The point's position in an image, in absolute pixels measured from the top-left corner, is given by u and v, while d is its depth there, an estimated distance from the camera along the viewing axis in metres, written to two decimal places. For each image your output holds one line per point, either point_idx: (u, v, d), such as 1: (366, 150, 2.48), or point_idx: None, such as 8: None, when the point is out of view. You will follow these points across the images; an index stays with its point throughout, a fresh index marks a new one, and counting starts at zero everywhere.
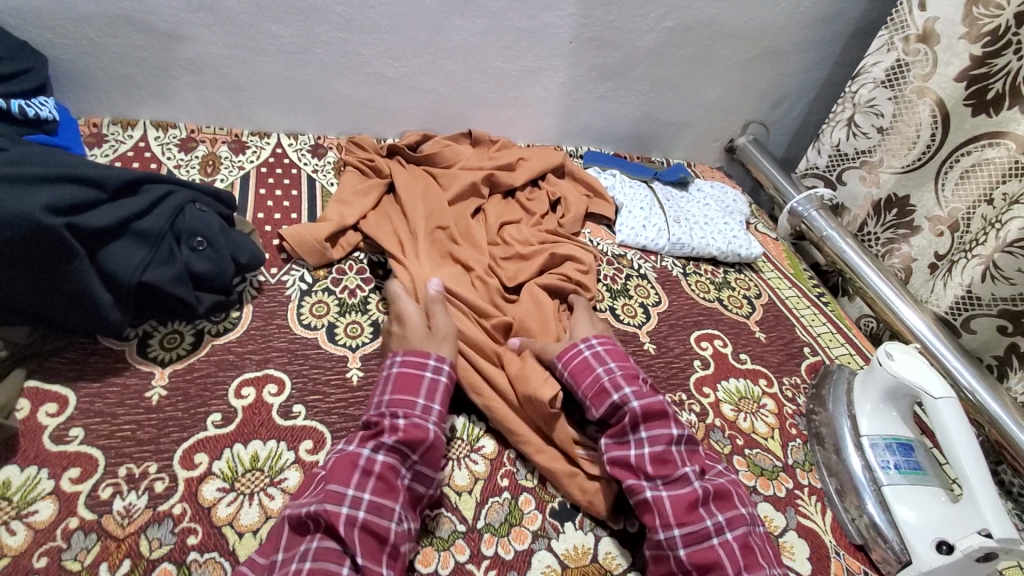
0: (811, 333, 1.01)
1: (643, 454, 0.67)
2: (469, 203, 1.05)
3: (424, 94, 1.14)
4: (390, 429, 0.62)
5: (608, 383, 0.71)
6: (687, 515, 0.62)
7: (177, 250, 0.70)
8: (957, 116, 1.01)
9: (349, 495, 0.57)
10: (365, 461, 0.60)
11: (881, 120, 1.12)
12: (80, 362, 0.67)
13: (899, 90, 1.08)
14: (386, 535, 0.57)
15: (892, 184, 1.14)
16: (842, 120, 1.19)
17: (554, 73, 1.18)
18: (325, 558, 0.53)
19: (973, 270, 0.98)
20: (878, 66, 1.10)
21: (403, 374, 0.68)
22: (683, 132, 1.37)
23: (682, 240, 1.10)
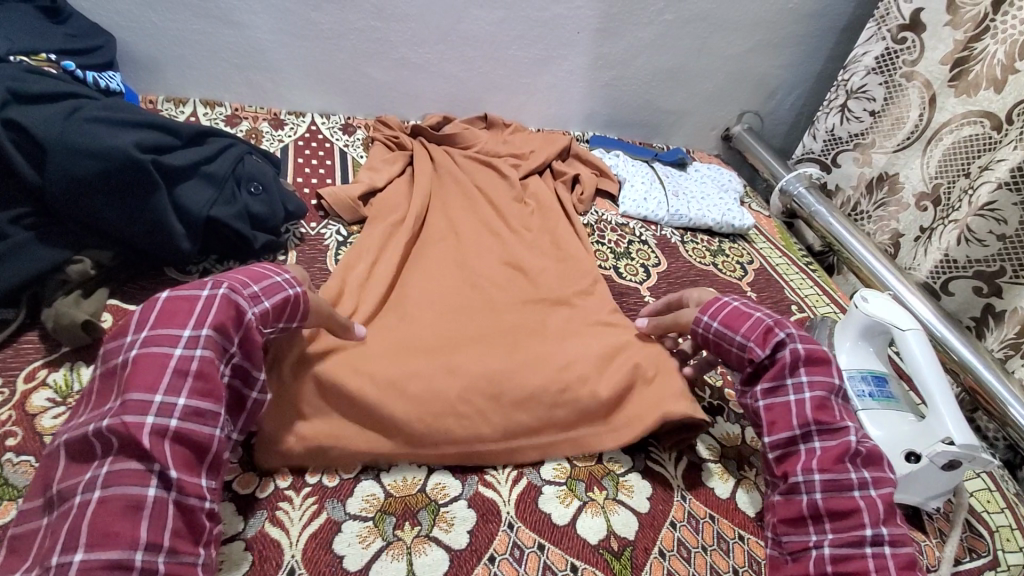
0: (799, 294, 1.10)
1: (802, 401, 0.70)
2: (485, 177, 1.16)
3: (445, 78, 1.26)
4: (199, 318, 0.57)
5: (773, 325, 0.75)
6: (834, 464, 0.66)
7: (238, 194, 0.81)
8: (942, 95, 1.11)
9: (157, 402, 0.52)
10: (175, 362, 0.55)
11: (873, 104, 1.23)
12: (153, 289, 0.78)
13: (890, 76, 1.19)
14: (207, 445, 0.55)
15: (884, 162, 1.23)
16: (835, 106, 1.30)
17: (563, 61, 1.29)
18: (121, 479, 0.49)
19: (950, 235, 1.08)
20: (868, 54, 1.21)
21: (246, 270, 0.65)
22: (682, 120, 1.48)
23: (680, 211, 1.20)
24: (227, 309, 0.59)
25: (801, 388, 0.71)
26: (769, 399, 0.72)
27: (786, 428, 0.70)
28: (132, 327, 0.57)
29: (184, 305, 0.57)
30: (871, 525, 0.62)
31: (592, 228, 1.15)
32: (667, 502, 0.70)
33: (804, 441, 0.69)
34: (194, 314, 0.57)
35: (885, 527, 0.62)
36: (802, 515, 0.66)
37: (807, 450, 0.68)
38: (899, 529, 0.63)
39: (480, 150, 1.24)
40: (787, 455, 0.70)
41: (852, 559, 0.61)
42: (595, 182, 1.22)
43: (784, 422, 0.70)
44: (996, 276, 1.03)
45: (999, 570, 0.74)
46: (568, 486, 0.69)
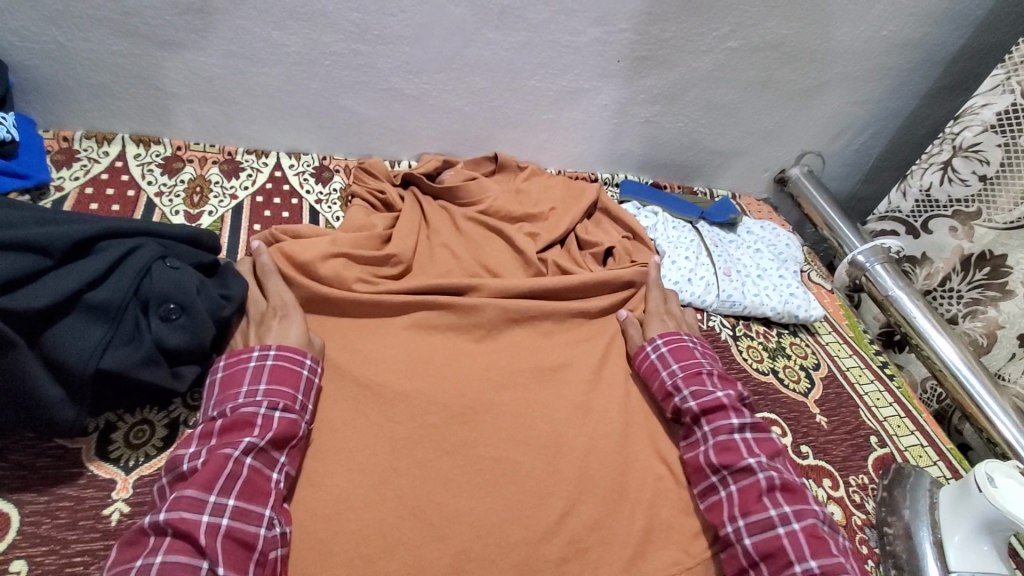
0: (877, 417, 0.89)
1: (704, 449, 0.71)
2: (495, 250, 0.93)
3: (447, 114, 1.00)
4: (261, 426, 0.60)
5: (670, 385, 0.77)
6: (754, 504, 0.66)
7: (144, 323, 0.57)
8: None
9: (210, 502, 0.53)
10: (230, 465, 0.56)
11: (986, 168, 1.00)
12: (26, 469, 0.55)
13: (1012, 137, 0.96)
14: (253, 543, 0.54)
15: (990, 240, 1.02)
16: (936, 162, 1.06)
17: (596, 95, 1.03)
18: (173, 574, 0.49)
19: None
20: (989, 107, 0.98)
21: (278, 368, 0.65)
22: (731, 162, 1.23)
23: (733, 297, 0.97)
24: (277, 419, 0.61)
25: (707, 436, 0.72)
26: (689, 451, 0.73)
27: (704, 478, 0.71)
28: (196, 438, 0.59)
29: (242, 412, 0.60)
30: (798, 562, 0.61)
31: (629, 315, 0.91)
32: None
33: (720, 485, 0.69)
34: (256, 425, 0.60)
35: (814, 560, 0.61)
36: (742, 566, 0.64)
37: (725, 494, 0.68)
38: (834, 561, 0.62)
39: (489, 208, 0.98)
40: (712, 502, 0.69)
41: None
42: (630, 255, 0.99)
43: (698, 473, 0.71)
44: None
45: None
46: None
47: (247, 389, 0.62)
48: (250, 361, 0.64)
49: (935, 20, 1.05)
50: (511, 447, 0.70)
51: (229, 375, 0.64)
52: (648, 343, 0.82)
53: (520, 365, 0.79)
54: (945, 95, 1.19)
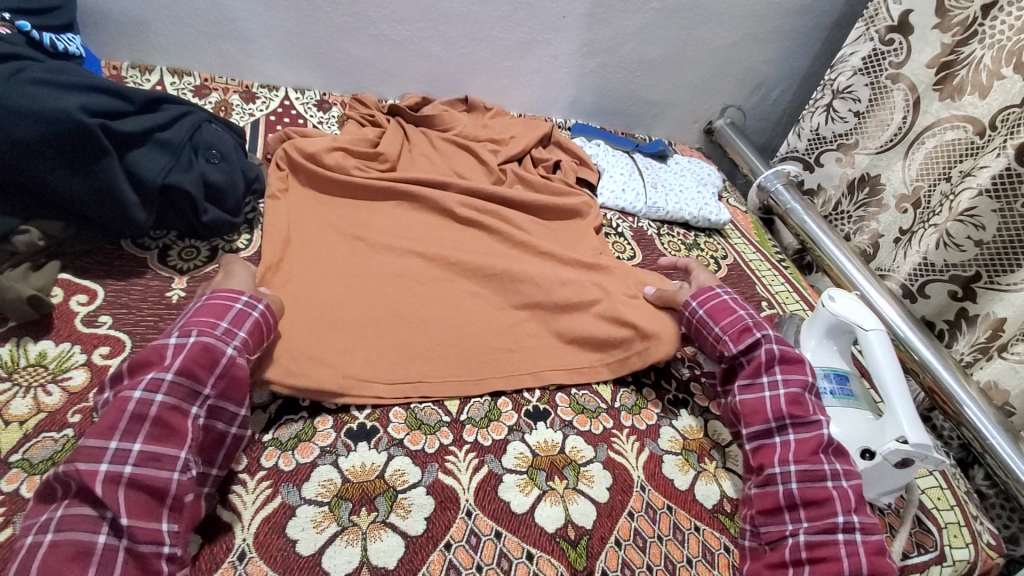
0: (769, 290, 1.11)
1: (778, 397, 0.75)
2: (464, 161, 1.15)
3: (425, 58, 1.23)
4: (167, 363, 0.58)
5: (751, 324, 0.81)
6: (809, 456, 0.70)
7: (195, 161, 0.78)
8: (927, 98, 1.12)
9: (111, 449, 0.52)
10: (136, 407, 0.55)
11: (858, 105, 1.23)
12: (107, 263, 0.75)
13: (876, 78, 1.19)
14: (165, 487, 0.54)
15: (867, 164, 1.24)
16: (821, 106, 1.30)
17: (547, 46, 1.26)
18: (72, 526, 0.49)
19: (930, 238, 1.09)
20: (856, 55, 1.21)
21: (203, 305, 0.64)
22: (665, 112, 1.47)
23: (658, 204, 1.20)
24: (191, 350, 0.59)
25: (778, 383, 0.76)
26: (748, 393, 0.77)
27: (761, 421, 0.75)
28: (112, 379, 0.58)
29: (151, 349, 0.58)
30: (842, 513, 0.67)
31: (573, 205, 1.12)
32: (626, 492, 0.71)
33: (780, 434, 0.73)
34: (164, 358, 0.58)
35: (857, 516, 0.67)
36: (779, 504, 0.69)
37: (783, 441, 0.73)
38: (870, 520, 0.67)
39: (459, 133, 1.21)
40: (763, 446, 0.74)
41: (823, 545, 0.65)
42: (575, 171, 1.21)
43: (759, 414, 0.75)
44: (971, 281, 1.04)
45: (944, 565, 0.77)
46: (529, 475, 0.69)
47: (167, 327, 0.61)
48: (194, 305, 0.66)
49: None
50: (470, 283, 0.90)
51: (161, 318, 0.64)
52: (727, 290, 0.86)
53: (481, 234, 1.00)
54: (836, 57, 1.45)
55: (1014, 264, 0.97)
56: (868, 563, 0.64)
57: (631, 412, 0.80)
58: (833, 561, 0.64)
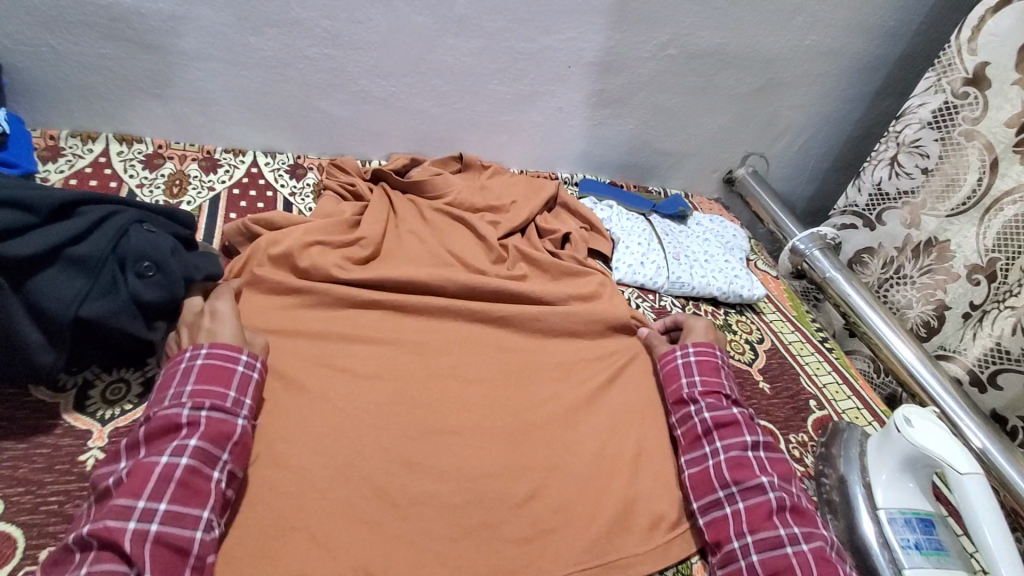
0: (817, 384, 0.96)
1: (719, 462, 0.72)
2: (459, 236, 0.99)
3: (413, 115, 1.08)
4: (187, 427, 0.58)
5: (687, 394, 0.79)
6: (763, 522, 0.66)
7: (120, 279, 0.62)
8: (1007, 160, 0.95)
9: (140, 506, 0.51)
10: (162, 470, 0.54)
11: (927, 161, 1.06)
12: (6, 419, 0.59)
13: (946, 133, 1.03)
14: (188, 547, 0.52)
15: (934, 227, 1.06)
16: (884, 159, 1.13)
17: (551, 98, 1.12)
18: None
19: (1004, 322, 0.94)
20: (925, 107, 1.05)
21: (209, 366, 0.63)
22: (681, 162, 1.33)
23: (682, 279, 1.04)
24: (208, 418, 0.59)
25: (717, 451, 0.73)
26: (694, 465, 0.73)
27: (711, 490, 0.70)
28: (123, 448, 0.57)
29: (165, 415, 0.57)
30: None
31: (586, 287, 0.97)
32: None
33: (729, 503, 0.69)
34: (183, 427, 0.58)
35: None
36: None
37: (733, 510, 0.68)
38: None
39: (454, 200, 1.05)
40: (714, 520, 0.68)
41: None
42: (586, 241, 1.06)
43: (707, 485, 0.71)
44: None
45: None
46: None
47: (176, 391, 0.61)
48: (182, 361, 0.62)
49: (852, 31, 1.17)
50: (470, 410, 0.75)
51: (162, 379, 0.62)
52: (681, 350, 0.84)
53: (480, 335, 0.85)
54: (870, 100, 1.31)
55: None
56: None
57: None
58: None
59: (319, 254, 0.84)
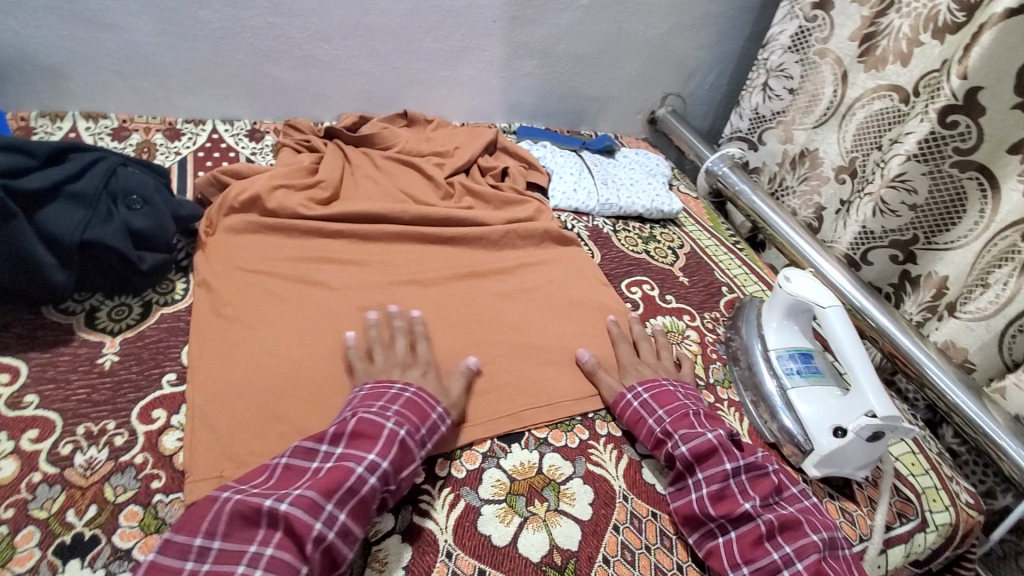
0: (728, 274, 1.12)
1: (702, 497, 0.69)
2: (409, 178, 1.11)
3: (358, 76, 1.19)
4: (386, 445, 0.62)
5: (661, 433, 0.74)
6: (754, 551, 0.65)
7: (115, 211, 0.72)
8: (853, 70, 1.10)
9: (327, 510, 0.56)
10: (352, 481, 0.58)
11: (792, 82, 1.21)
12: (30, 336, 0.70)
13: (804, 53, 1.18)
14: (341, 561, 0.56)
15: (804, 139, 1.21)
16: (757, 85, 1.28)
17: (481, 52, 1.25)
18: (274, 568, 0.51)
19: (866, 207, 1.07)
20: (784, 34, 1.20)
21: (413, 402, 0.68)
22: (608, 106, 1.47)
23: (610, 201, 1.19)
24: (401, 443, 0.63)
25: (699, 483, 0.70)
26: (678, 500, 0.71)
27: (702, 525, 0.68)
28: (327, 436, 0.62)
29: (368, 423, 0.63)
30: None
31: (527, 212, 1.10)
32: (609, 505, 0.70)
33: (721, 534, 0.67)
34: (378, 443, 0.62)
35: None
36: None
37: (726, 540, 0.66)
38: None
39: (401, 150, 1.18)
40: (710, 550, 0.67)
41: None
42: (524, 175, 1.20)
43: (694, 522, 0.69)
44: (910, 244, 1.02)
45: (927, 531, 0.77)
46: (508, 503, 0.67)
47: (381, 407, 0.66)
48: (395, 388, 0.69)
49: None
50: (431, 311, 0.88)
51: (368, 394, 0.69)
52: (630, 390, 0.79)
53: (435, 255, 0.98)
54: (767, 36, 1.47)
55: (950, 221, 0.96)
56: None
57: (606, 420, 0.80)
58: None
59: (284, 196, 0.95)
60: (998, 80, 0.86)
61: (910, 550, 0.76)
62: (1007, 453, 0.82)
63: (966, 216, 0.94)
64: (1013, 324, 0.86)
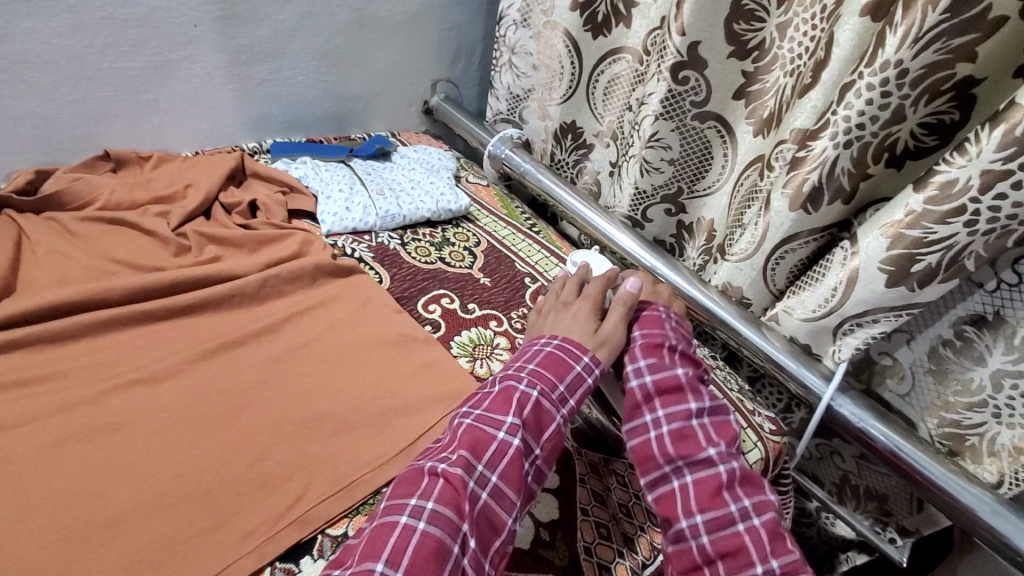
0: (528, 262, 1.07)
1: (661, 435, 0.69)
2: (122, 239, 0.87)
3: (19, 120, 0.92)
4: (519, 404, 0.64)
5: (627, 355, 0.75)
6: (710, 500, 0.65)
7: None
8: (582, 39, 1.09)
9: (481, 465, 0.60)
10: (501, 436, 0.62)
11: (532, 58, 1.18)
12: None
13: (535, 27, 1.14)
14: (503, 527, 0.59)
15: (560, 113, 1.19)
16: (504, 64, 1.23)
17: (190, 64, 1.02)
18: (434, 522, 0.55)
19: (633, 168, 1.07)
20: (513, 8, 1.15)
21: (551, 353, 0.70)
22: (375, 103, 1.33)
23: (391, 211, 1.06)
24: (537, 403, 0.65)
25: (660, 419, 0.70)
26: (634, 438, 0.71)
27: (655, 467, 0.68)
28: (470, 403, 0.66)
29: (509, 386, 0.66)
30: (759, 562, 0.61)
31: (292, 247, 0.92)
32: None
33: (676, 476, 0.67)
34: (514, 404, 0.64)
35: (774, 559, 0.61)
36: (697, 563, 0.63)
37: (682, 485, 0.66)
38: (790, 557, 0.61)
39: (107, 204, 0.91)
40: (664, 495, 0.67)
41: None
42: (282, 204, 1.02)
43: (651, 460, 0.69)
44: (678, 195, 1.07)
45: None
46: None
47: (523, 365, 0.69)
48: (542, 342, 0.72)
49: None
50: (171, 413, 0.68)
51: (521, 351, 0.73)
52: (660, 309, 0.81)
53: (170, 333, 0.77)
54: None
55: (702, 170, 1.02)
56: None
57: None
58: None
59: None
60: (710, 33, 0.89)
61: None
62: (792, 374, 0.90)
63: (714, 163, 1.01)
64: (770, 258, 0.90)
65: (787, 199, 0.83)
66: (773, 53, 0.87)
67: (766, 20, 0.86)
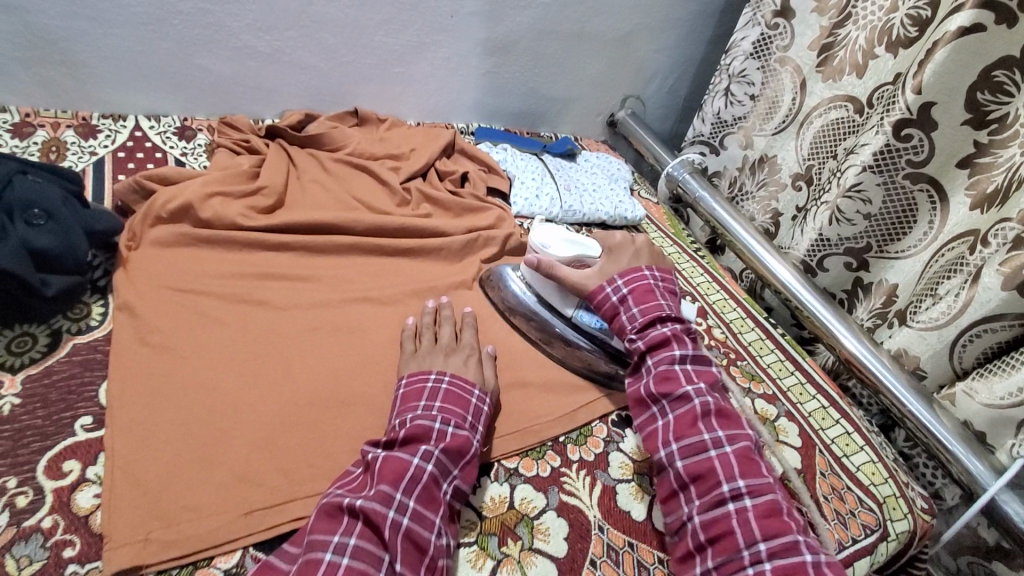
0: (691, 283, 1.11)
1: (648, 382, 0.75)
2: (364, 183, 1.04)
3: (303, 70, 1.10)
4: (437, 437, 0.63)
5: (624, 322, 0.79)
6: (688, 429, 0.69)
7: (10, 226, 0.62)
8: (812, 79, 1.12)
9: (360, 502, 0.55)
10: (413, 470, 0.59)
11: (752, 88, 1.23)
12: None
13: (766, 60, 1.20)
14: (425, 546, 0.57)
15: (763, 145, 1.23)
16: (720, 90, 1.29)
17: (437, 48, 1.18)
18: (361, 556, 0.53)
19: (822, 214, 1.08)
20: (746, 39, 1.21)
21: (453, 391, 0.69)
22: (567, 108, 1.44)
23: (574, 206, 1.15)
24: (453, 435, 0.65)
25: (648, 368, 0.75)
26: (632, 384, 0.78)
27: (647, 409, 0.75)
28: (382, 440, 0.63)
29: (420, 424, 0.64)
30: (726, 482, 0.64)
31: (495, 219, 1.04)
32: (585, 538, 0.66)
33: (661, 417, 0.73)
34: (431, 437, 0.63)
35: (741, 480, 0.64)
36: (674, 489, 0.68)
37: (664, 422, 0.72)
38: (759, 479, 0.64)
39: (353, 151, 1.09)
40: (648, 433, 0.73)
41: (715, 523, 0.62)
42: (485, 181, 1.15)
43: (641, 406, 0.75)
44: (864, 251, 1.05)
45: (889, 540, 0.78)
46: (480, 544, 0.63)
47: (425, 404, 0.67)
48: (430, 381, 0.70)
49: None
50: (390, 331, 0.81)
51: (407, 392, 0.69)
52: (609, 283, 0.81)
53: (393, 268, 0.91)
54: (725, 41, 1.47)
55: (900, 232, 0.99)
56: (760, 527, 0.60)
57: (577, 444, 0.76)
58: (726, 536, 0.60)
59: (220, 203, 0.86)
60: (950, 96, 0.88)
61: (874, 560, 0.76)
62: (957, 458, 0.85)
63: (916, 228, 0.97)
64: (964, 333, 0.87)
65: (1001, 277, 0.81)
66: (1016, 130, 0.83)
67: (1016, 95, 0.83)
